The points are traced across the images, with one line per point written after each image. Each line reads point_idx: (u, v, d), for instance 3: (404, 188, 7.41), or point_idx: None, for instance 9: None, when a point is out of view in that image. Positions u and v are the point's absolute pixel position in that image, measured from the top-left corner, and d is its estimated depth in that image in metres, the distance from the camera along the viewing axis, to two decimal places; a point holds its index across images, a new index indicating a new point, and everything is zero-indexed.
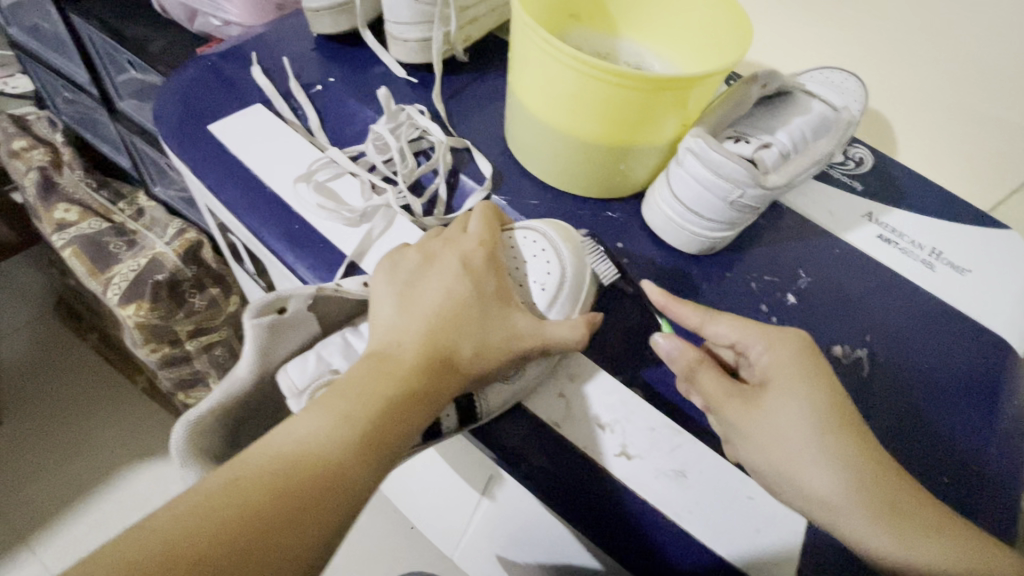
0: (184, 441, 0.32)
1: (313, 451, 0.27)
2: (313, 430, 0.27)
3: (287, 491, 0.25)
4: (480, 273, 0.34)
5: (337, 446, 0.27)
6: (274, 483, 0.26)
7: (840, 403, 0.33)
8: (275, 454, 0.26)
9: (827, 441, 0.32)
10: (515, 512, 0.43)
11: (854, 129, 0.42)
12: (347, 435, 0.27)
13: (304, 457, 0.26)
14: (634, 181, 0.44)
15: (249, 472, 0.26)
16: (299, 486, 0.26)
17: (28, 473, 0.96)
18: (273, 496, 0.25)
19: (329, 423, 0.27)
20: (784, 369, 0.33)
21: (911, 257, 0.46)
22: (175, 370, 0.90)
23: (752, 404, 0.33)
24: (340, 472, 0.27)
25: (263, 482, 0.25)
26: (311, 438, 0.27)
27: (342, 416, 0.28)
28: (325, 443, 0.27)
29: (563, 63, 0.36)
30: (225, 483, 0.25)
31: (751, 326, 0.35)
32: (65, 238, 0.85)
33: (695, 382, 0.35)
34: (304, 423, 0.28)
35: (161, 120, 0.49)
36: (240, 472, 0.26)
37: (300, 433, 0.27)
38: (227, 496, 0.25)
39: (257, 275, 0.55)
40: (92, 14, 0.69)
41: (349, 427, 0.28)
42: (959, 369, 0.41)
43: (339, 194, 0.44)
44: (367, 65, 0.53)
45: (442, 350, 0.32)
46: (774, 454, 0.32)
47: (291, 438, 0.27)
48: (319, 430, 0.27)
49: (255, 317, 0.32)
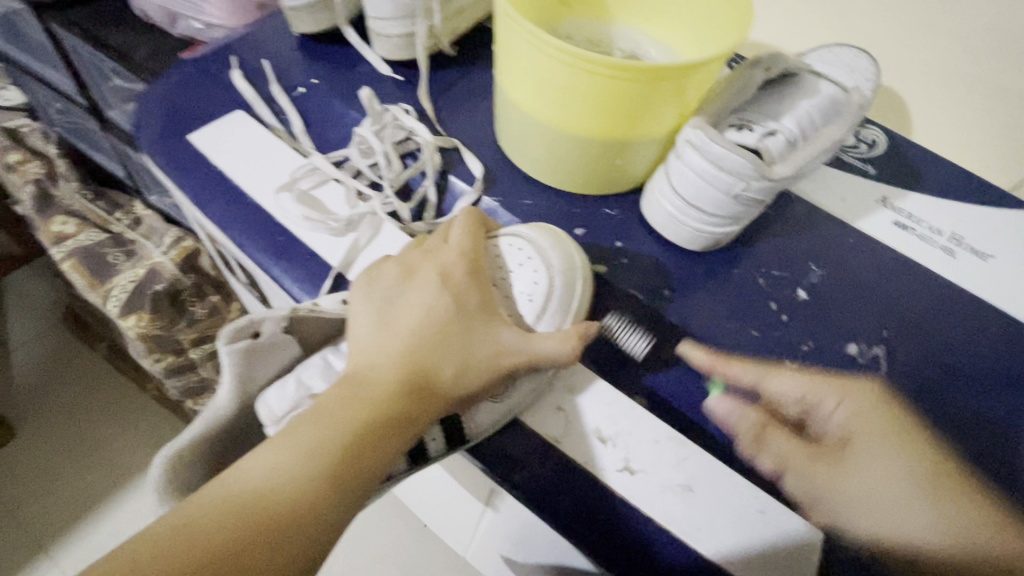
0: (163, 475, 0.30)
1: (273, 488, 0.25)
2: (275, 465, 0.26)
3: (242, 533, 0.24)
4: (461, 285, 0.32)
5: (299, 483, 0.26)
6: (229, 525, 0.24)
7: (936, 469, 0.33)
8: (234, 492, 0.25)
9: (931, 495, 0.32)
10: (520, 524, 0.42)
11: (866, 111, 0.40)
12: (311, 470, 0.26)
13: (264, 495, 0.25)
14: (632, 176, 0.42)
15: (205, 514, 0.25)
16: (256, 527, 0.25)
17: (43, 486, 0.97)
18: (227, 540, 0.24)
19: (292, 456, 0.26)
20: (871, 424, 0.34)
21: (930, 244, 0.43)
22: (181, 380, 0.89)
23: (836, 462, 0.32)
24: (301, 511, 0.25)
25: (218, 523, 0.24)
26: (272, 474, 0.26)
27: (306, 449, 0.26)
28: (286, 479, 0.26)
29: (550, 56, 0.34)
30: (178, 527, 0.24)
31: (819, 382, 0.36)
32: (63, 251, 0.85)
33: (763, 446, 0.34)
34: (266, 457, 0.26)
35: (143, 131, 0.48)
36: (197, 512, 0.25)
37: (262, 468, 0.26)
38: (178, 539, 0.24)
39: (249, 286, 0.53)
40: (73, 23, 0.68)
41: (313, 461, 0.26)
42: (984, 362, 0.38)
43: (323, 203, 0.42)
44: (351, 64, 0.51)
45: (420, 371, 0.30)
46: (877, 516, 0.31)
47: (251, 475, 0.26)
48: (281, 465, 0.26)
49: (228, 344, 0.30)
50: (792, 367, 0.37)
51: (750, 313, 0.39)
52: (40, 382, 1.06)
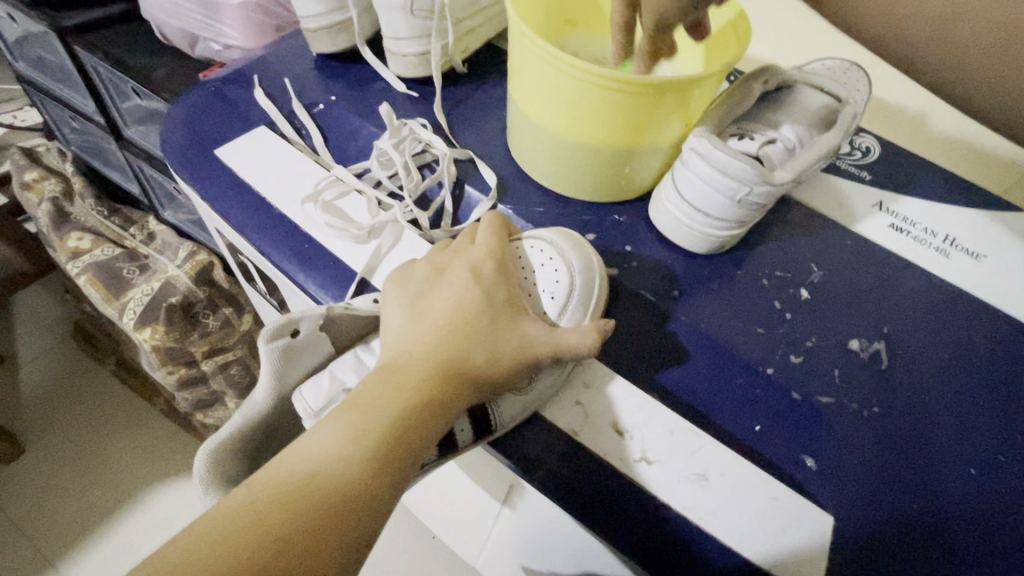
0: (206, 467, 0.32)
1: (326, 468, 0.27)
2: (325, 448, 0.27)
3: (301, 512, 0.25)
4: (490, 282, 0.34)
5: (350, 464, 0.27)
6: (288, 504, 0.26)
7: None
8: (288, 474, 0.27)
9: None
10: (537, 521, 0.43)
11: (860, 119, 0.42)
12: (361, 451, 0.27)
13: (318, 476, 0.27)
14: (639, 183, 0.45)
15: (264, 495, 0.26)
16: (313, 506, 0.26)
17: (54, 500, 0.97)
18: (288, 519, 0.25)
19: (341, 440, 0.28)
20: None
21: (925, 245, 0.46)
22: (192, 392, 0.90)
23: None
24: (354, 490, 0.27)
25: (276, 504, 0.26)
26: (323, 456, 0.27)
27: (354, 432, 0.28)
28: (339, 461, 0.27)
29: (563, 72, 0.36)
30: (239, 508, 0.25)
31: None
32: (79, 266, 0.87)
33: None
34: (315, 441, 0.28)
35: (169, 148, 0.50)
36: (254, 496, 0.26)
37: (313, 451, 0.28)
38: (241, 519, 0.25)
39: (268, 294, 0.55)
40: (96, 46, 0.70)
41: (361, 443, 0.28)
42: (982, 354, 0.40)
43: (346, 213, 0.44)
44: (367, 82, 0.54)
45: (455, 361, 0.32)
46: None
47: (303, 458, 0.27)
48: (330, 448, 0.27)
49: (269, 342, 0.32)
50: (798, 361, 0.38)
51: (755, 312, 0.41)
52: (51, 397, 1.07)
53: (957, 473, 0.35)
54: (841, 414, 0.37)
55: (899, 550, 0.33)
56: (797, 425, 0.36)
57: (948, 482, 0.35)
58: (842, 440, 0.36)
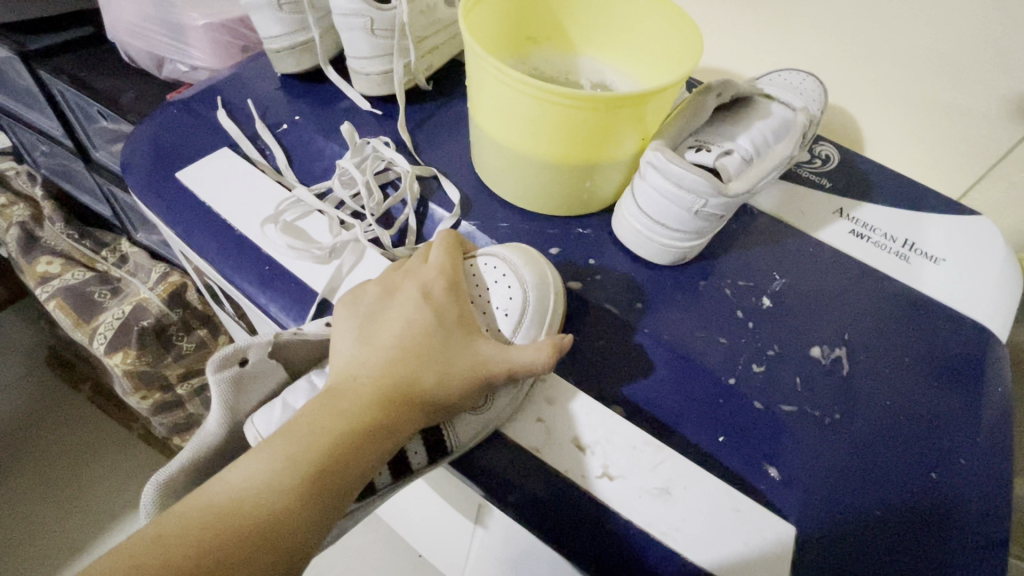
0: (154, 501, 0.31)
1: (253, 495, 0.26)
2: (255, 475, 0.27)
3: (217, 544, 0.25)
4: (440, 302, 0.34)
5: (279, 492, 0.26)
6: (205, 536, 0.25)
7: None
8: (211, 503, 0.26)
9: None
10: (508, 541, 0.42)
11: (815, 129, 0.43)
12: (292, 479, 0.27)
13: (243, 504, 0.26)
14: (601, 197, 0.45)
15: (183, 523, 0.25)
16: (233, 537, 0.25)
17: (25, 532, 0.94)
18: (202, 552, 0.24)
19: (273, 466, 0.27)
20: None
21: (886, 250, 0.46)
22: (168, 416, 0.89)
23: None
24: (280, 520, 0.26)
25: (192, 535, 0.25)
26: (253, 484, 0.27)
27: (287, 458, 0.27)
28: (267, 488, 0.26)
29: (515, 89, 0.36)
30: (155, 536, 0.25)
31: None
32: (48, 291, 0.85)
33: None
34: (245, 469, 0.27)
35: (130, 171, 0.50)
36: (171, 525, 0.25)
37: (243, 478, 0.27)
38: (151, 550, 0.24)
39: (237, 317, 0.54)
40: (61, 69, 0.70)
41: (292, 470, 0.27)
42: (942, 358, 0.41)
43: (307, 233, 0.44)
44: (332, 101, 0.54)
45: (400, 383, 0.31)
46: None
47: (231, 485, 0.27)
48: (261, 476, 0.27)
49: (217, 372, 0.32)
50: (760, 371, 0.39)
51: (718, 321, 0.41)
52: (23, 425, 1.04)
53: (918, 477, 0.36)
54: (802, 422, 0.37)
55: (856, 559, 0.33)
56: (760, 434, 0.36)
57: (909, 489, 0.35)
58: (803, 448, 0.36)
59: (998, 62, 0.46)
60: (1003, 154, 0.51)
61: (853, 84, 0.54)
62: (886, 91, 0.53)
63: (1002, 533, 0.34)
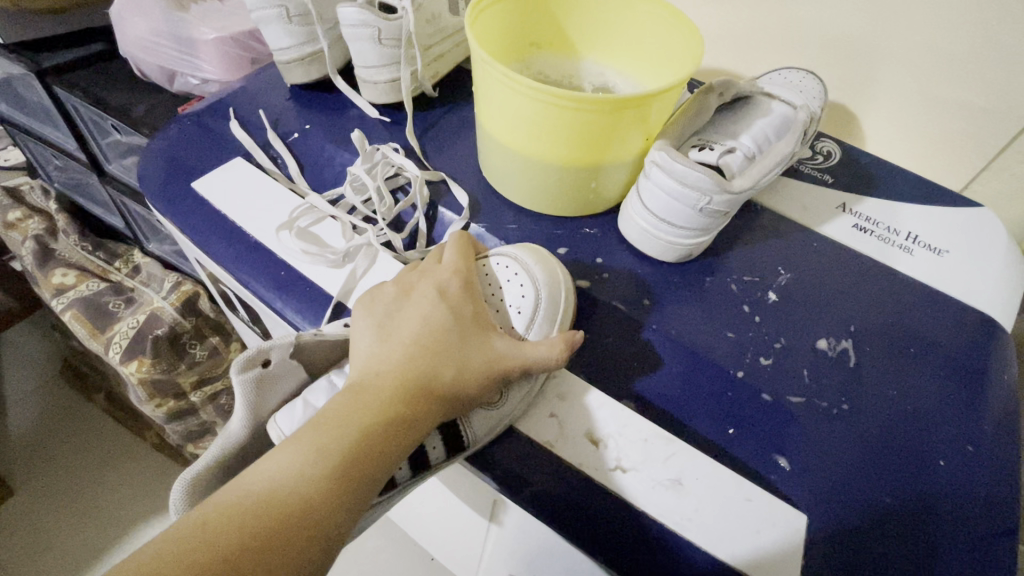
0: (182, 499, 0.32)
1: (283, 486, 0.27)
2: (285, 467, 0.28)
3: (252, 533, 0.26)
4: (456, 299, 0.35)
5: (308, 483, 0.27)
6: (240, 525, 0.26)
7: None
8: (244, 495, 0.27)
9: None
10: (523, 539, 0.43)
11: (817, 125, 0.44)
12: (321, 470, 0.28)
13: (275, 495, 0.27)
14: (607, 197, 0.46)
15: (219, 513, 0.26)
16: (267, 526, 0.26)
17: (43, 543, 0.95)
18: (239, 541, 0.25)
19: (301, 459, 0.28)
20: None
21: (889, 244, 0.47)
22: (183, 423, 0.90)
23: None
24: (311, 510, 0.27)
25: (228, 525, 0.26)
26: (283, 476, 0.27)
27: (315, 451, 0.28)
28: (296, 480, 0.27)
29: (523, 93, 0.37)
30: (191, 527, 0.26)
31: None
32: (64, 302, 0.87)
33: None
34: (275, 462, 0.28)
35: (147, 182, 0.51)
36: (207, 516, 0.26)
37: (273, 470, 0.28)
38: (190, 540, 0.25)
39: (251, 322, 0.55)
40: (75, 85, 0.71)
41: (321, 461, 0.28)
42: (948, 347, 0.41)
43: (321, 238, 0.45)
44: (342, 110, 0.55)
45: (420, 378, 0.32)
46: None
47: (262, 478, 0.28)
48: (290, 467, 0.28)
49: (240, 372, 0.33)
50: (768, 363, 0.39)
51: (725, 315, 0.42)
52: (39, 437, 1.06)
53: (927, 465, 0.36)
54: (810, 413, 0.37)
55: (869, 548, 0.33)
56: (769, 426, 0.37)
57: (918, 475, 0.36)
58: (812, 438, 0.36)
59: (996, 56, 0.47)
60: (1002, 147, 0.52)
61: (852, 81, 0.55)
62: (884, 88, 0.53)
63: (1012, 516, 0.35)
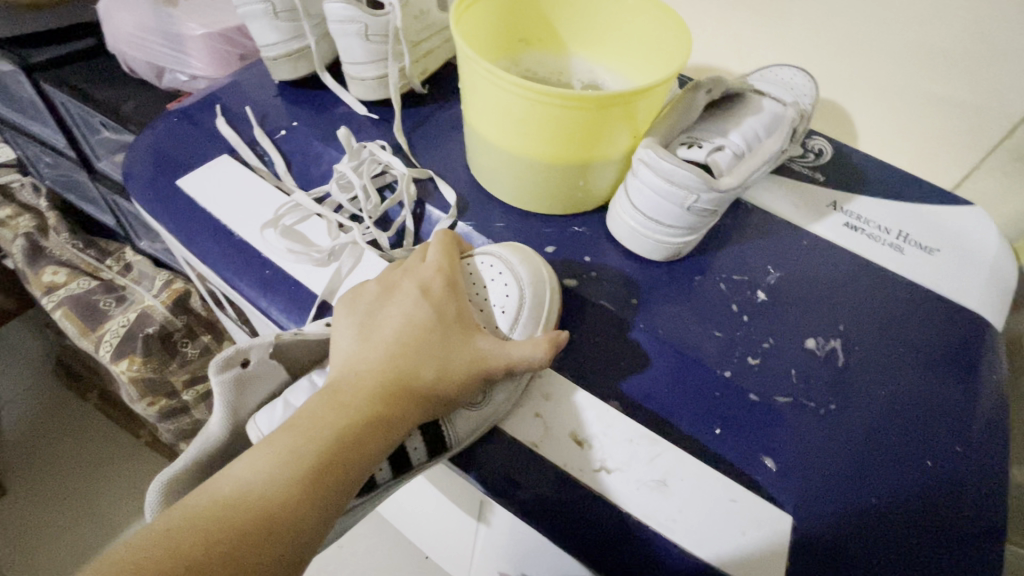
0: (159, 500, 0.31)
1: (257, 489, 0.27)
2: (258, 470, 0.27)
3: (222, 537, 0.25)
4: (438, 298, 0.35)
5: (281, 486, 0.27)
6: (209, 529, 0.25)
7: None
8: (218, 498, 0.27)
9: None
10: (509, 539, 0.43)
11: (806, 123, 0.43)
12: (295, 472, 0.27)
13: (248, 498, 0.27)
14: (595, 195, 0.45)
15: (191, 517, 0.26)
16: (238, 530, 0.26)
17: (36, 542, 0.95)
18: (208, 545, 0.25)
19: (276, 461, 0.28)
20: None
21: (879, 242, 0.47)
22: (174, 422, 0.88)
23: None
24: (284, 512, 0.26)
25: (200, 528, 0.25)
26: (256, 478, 0.27)
27: (289, 453, 0.28)
28: (270, 483, 0.27)
29: (507, 90, 0.37)
30: (161, 531, 0.25)
31: None
32: (54, 300, 0.86)
33: None
34: (249, 465, 0.28)
35: (132, 180, 0.50)
36: (178, 520, 0.26)
37: (248, 473, 0.27)
38: (158, 543, 0.25)
39: (240, 321, 0.55)
40: (63, 82, 0.71)
41: (294, 464, 0.28)
42: (937, 347, 0.41)
43: (307, 236, 0.45)
44: (330, 106, 0.55)
45: (401, 379, 0.32)
46: None
47: (236, 480, 0.27)
48: (264, 470, 0.27)
49: (219, 373, 0.33)
50: (755, 363, 0.39)
51: (713, 314, 0.42)
52: (32, 435, 1.05)
53: (914, 466, 0.36)
54: (797, 413, 0.37)
55: (854, 549, 0.33)
56: (755, 426, 0.37)
57: (905, 475, 0.35)
58: (798, 438, 0.36)
59: (987, 53, 0.47)
60: (994, 145, 0.51)
61: (844, 78, 0.54)
62: (876, 85, 0.53)
63: (999, 519, 0.34)
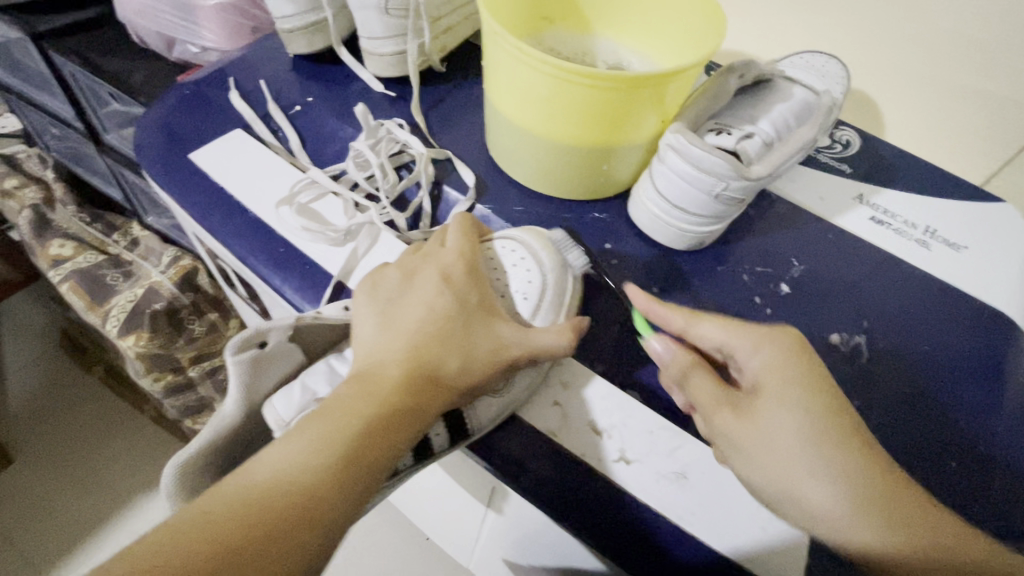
0: (173, 482, 0.31)
1: (289, 475, 0.26)
2: (287, 456, 0.27)
3: (254, 522, 0.25)
4: (461, 286, 0.34)
5: (311, 472, 0.27)
6: (242, 514, 0.25)
7: None
8: (245, 484, 0.26)
9: None
10: (520, 525, 0.42)
11: (838, 111, 0.42)
12: (323, 459, 0.27)
13: (278, 485, 0.26)
14: (617, 181, 0.44)
15: (220, 503, 0.25)
16: (268, 517, 0.25)
17: (44, 512, 0.96)
18: (241, 530, 0.25)
19: (305, 447, 0.27)
20: None
21: (906, 238, 0.45)
22: (180, 399, 0.89)
23: None
24: (315, 498, 0.26)
25: (231, 516, 0.25)
26: (286, 465, 0.27)
27: (318, 439, 0.28)
28: (300, 470, 0.27)
29: (535, 69, 0.36)
30: (192, 517, 0.25)
31: None
32: (61, 273, 0.85)
33: None
34: (278, 450, 0.27)
35: (144, 152, 0.49)
36: (208, 504, 0.25)
37: (276, 460, 0.27)
38: (189, 531, 0.24)
39: (249, 299, 0.54)
40: (72, 51, 0.69)
41: (325, 450, 0.27)
42: (965, 348, 0.40)
43: (322, 215, 0.44)
44: (346, 83, 0.53)
45: (426, 366, 0.31)
46: None
47: (266, 467, 0.27)
48: (293, 457, 0.27)
49: (235, 355, 0.32)
50: None
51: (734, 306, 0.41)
52: (38, 407, 1.06)
53: (936, 466, 0.35)
54: None
55: None
56: None
57: (927, 474, 0.35)
58: None
59: None
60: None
61: (877, 67, 0.53)
62: (910, 77, 0.51)
63: (1020, 522, 0.34)
